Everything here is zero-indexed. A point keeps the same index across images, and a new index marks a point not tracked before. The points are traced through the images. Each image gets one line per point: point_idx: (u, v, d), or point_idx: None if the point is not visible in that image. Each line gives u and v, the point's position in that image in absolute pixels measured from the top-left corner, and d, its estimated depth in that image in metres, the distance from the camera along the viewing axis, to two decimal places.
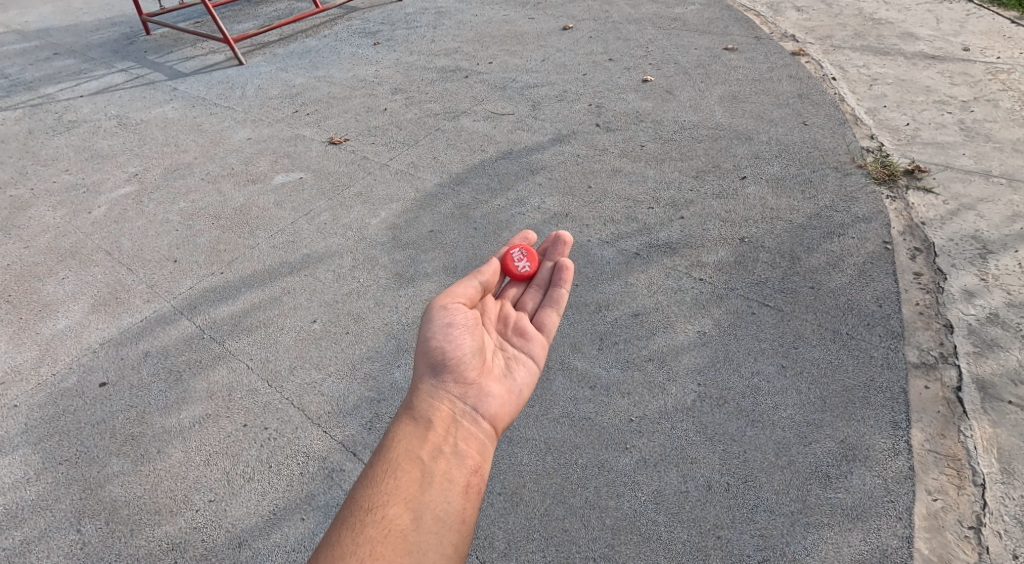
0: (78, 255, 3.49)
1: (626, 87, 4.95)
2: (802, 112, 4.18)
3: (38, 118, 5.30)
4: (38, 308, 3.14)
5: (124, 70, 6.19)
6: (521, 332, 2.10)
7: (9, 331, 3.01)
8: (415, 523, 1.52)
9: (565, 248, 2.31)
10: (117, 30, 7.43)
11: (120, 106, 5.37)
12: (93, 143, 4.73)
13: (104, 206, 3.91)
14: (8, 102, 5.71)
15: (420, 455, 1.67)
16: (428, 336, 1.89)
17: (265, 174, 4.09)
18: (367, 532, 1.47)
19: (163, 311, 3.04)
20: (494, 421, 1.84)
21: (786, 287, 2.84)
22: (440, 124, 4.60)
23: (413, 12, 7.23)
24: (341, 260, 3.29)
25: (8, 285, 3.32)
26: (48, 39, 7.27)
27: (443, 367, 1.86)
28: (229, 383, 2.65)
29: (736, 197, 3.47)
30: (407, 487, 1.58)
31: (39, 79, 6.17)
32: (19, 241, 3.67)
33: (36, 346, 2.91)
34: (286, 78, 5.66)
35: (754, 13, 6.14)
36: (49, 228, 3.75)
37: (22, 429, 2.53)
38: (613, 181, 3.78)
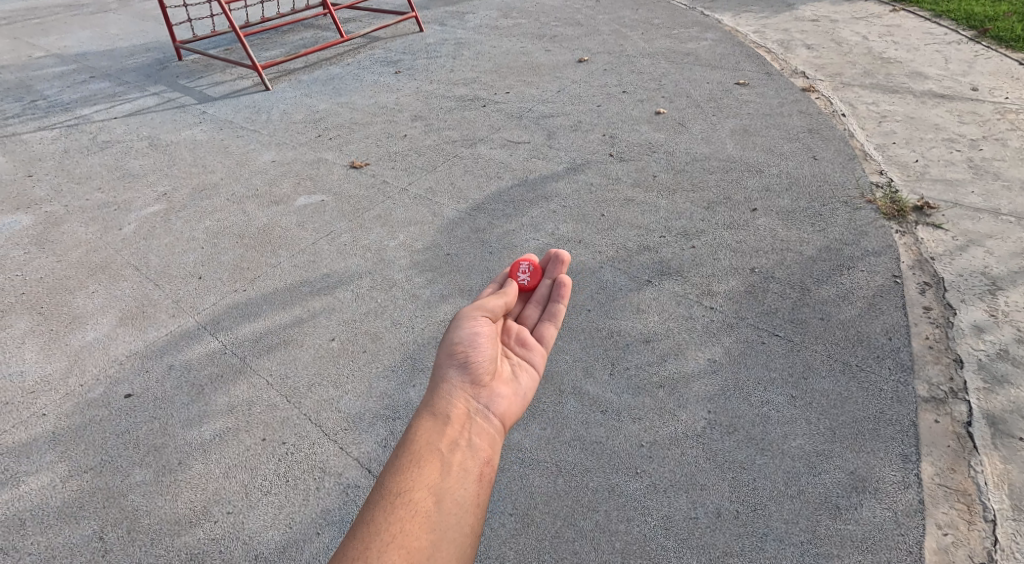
0: (107, 269, 3.59)
1: (639, 119, 5.07)
2: (812, 146, 4.27)
3: (72, 138, 5.46)
4: (69, 320, 3.22)
5: (155, 93, 6.39)
6: (523, 341, 2.12)
7: (41, 342, 3.09)
8: (437, 505, 1.50)
9: (562, 266, 2.34)
10: (151, 55, 7.69)
11: (151, 127, 5.55)
12: (124, 162, 4.88)
13: (134, 223, 4.02)
14: (45, 122, 5.89)
15: (439, 446, 1.65)
16: (451, 343, 1.92)
17: (288, 196, 4.20)
18: (397, 510, 1.46)
19: (186, 326, 3.12)
20: (503, 419, 1.84)
21: (796, 318, 2.89)
22: (458, 151, 4.72)
23: (433, 42, 7.46)
24: (360, 281, 3.38)
25: (41, 298, 3.42)
26: (85, 63, 7.52)
27: (459, 370, 1.87)
28: (249, 397, 2.72)
29: (746, 228, 3.54)
30: (428, 474, 1.57)
31: (76, 101, 6.37)
32: (51, 256, 3.78)
33: (66, 357, 2.99)
34: (310, 103, 5.83)
35: (765, 49, 6.29)
36: (80, 244, 3.86)
37: (50, 438, 2.59)
38: (626, 210, 3.87)
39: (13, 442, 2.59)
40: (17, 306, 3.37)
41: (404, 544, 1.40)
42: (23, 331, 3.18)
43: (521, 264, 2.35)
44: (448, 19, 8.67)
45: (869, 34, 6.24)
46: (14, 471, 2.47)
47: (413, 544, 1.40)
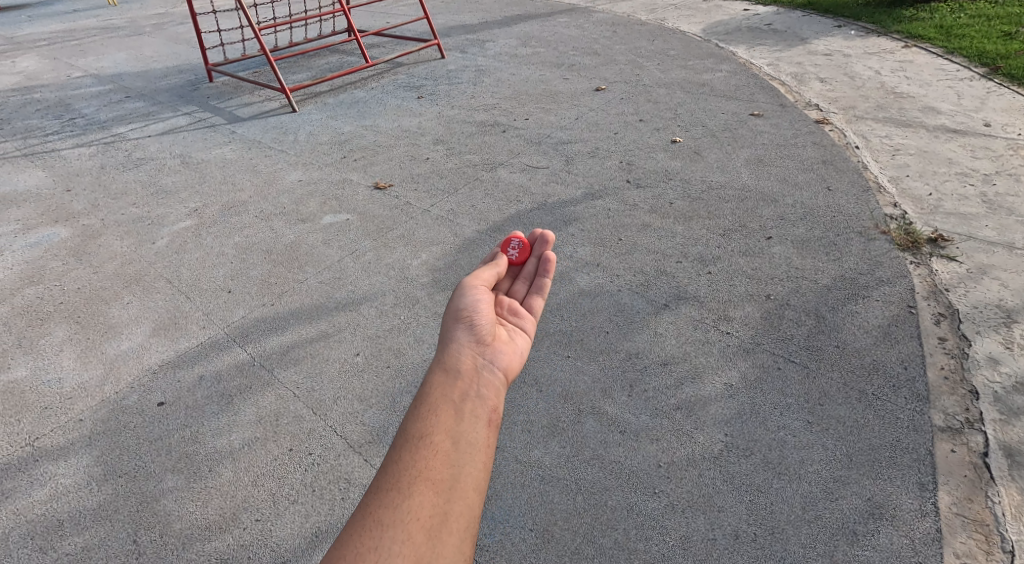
0: (141, 282, 4.18)
1: (655, 147, 5.22)
2: (826, 177, 4.36)
3: (111, 156, 6.47)
4: (105, 329, 3.74)
5: (187, 115, 7.43)
6: (517, 311, 2.04)
7: (81, 350, 3.58)
8: (456, 444, 1.44)
9: (548, 244, 2.25)
10: (185, 80, 8.89)
11: (183, 147, 6.45)
12: (158, 181, 5.72)
13: (166, 238, 4.69)
14: (87, 140, 6.99)
15: (450, 395, 1.56)
16: (455, 309, 1.85)
17: (315, 215, 4.70)
18: (419, 450, 1.41)
19: (216, 339, 3.53)
20: (511, 372, 1.75)
21: (811, 345, 2.92)
22: (479, 175, 5.09)
23: (455, 69, 7.95)
24: (384, 298, 3.70)
25: (83, 306, 4.01)
26: (125, 88, 8.81)
27: (463, 331, 1.78)
28: (277, 409, 3.00)
29: (761, 255, 3.62)
30: (444, 417, 1.50)
31: (114, 122, 7.48)
32: (90, 267, 4.44)
33: (102, 365, 3.43)
34: (336, 126, 6.45)
35: (779, 81, 6.43)
36: (115, 256, 4.55)
37: (88, 444, 2.92)
38: (643, 236, 3.98)
39: (54, 445, 2.96)
40: (56, 315, 3.98)
41: (429, 479, 1.37)
42: (62, 339, 3.74)
43: (509, 241, 2.26)
44: (469, 47, 8.97)
45: (882, 69, 6.37)
46: (53, 472, 2.81)
47: (435, 477, 1.37)
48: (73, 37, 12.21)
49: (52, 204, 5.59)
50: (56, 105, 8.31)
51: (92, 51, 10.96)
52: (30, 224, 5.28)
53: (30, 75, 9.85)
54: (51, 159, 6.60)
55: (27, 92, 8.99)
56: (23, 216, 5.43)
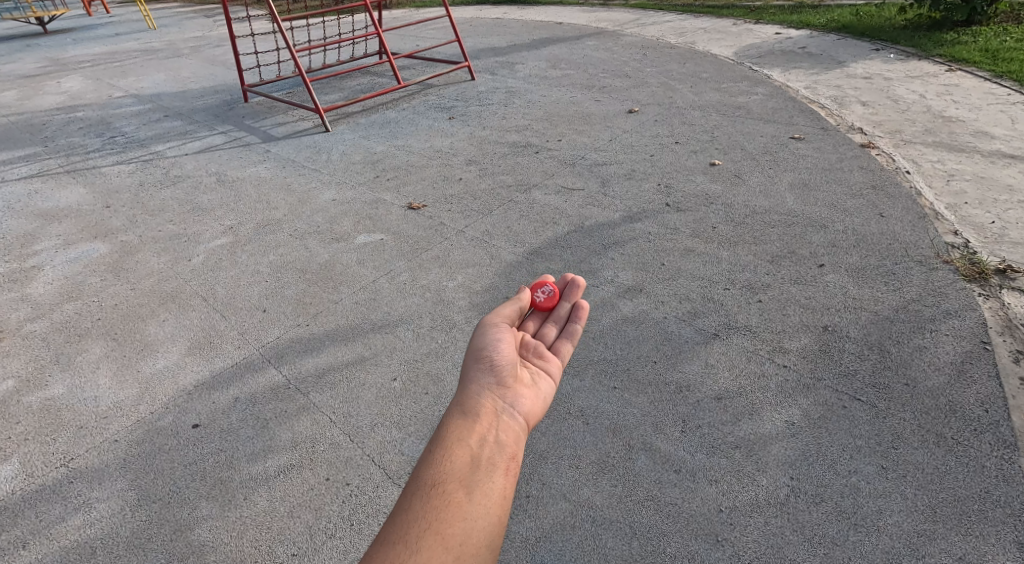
0: (177, 300, 4.26)
1: (694, 170, 5.12)
2: (877, 203, 4.19)
3: (147, 172, 6.63)
4: (142, 347, 3.78)
5: (222, 133, 7.64)
6: (541, 353, 2.22)
7: (117, 367, 3.62)
8: (468, 496, 1.62)
9: (580, 289, 2.41)
10: (220, 98, 9.17)
11: (219, 164, 6.65)
12: (194, 198, 5.88)
13: (203, 255, 4.82)
14: (126, 156, 7.17)
15: (469, 443, 1.76)
16: (479, 349, 2.04)
17: (349, 234, 4.84)
18: (432, 500, 1.58)
19: (251, 359, 3.56)
20: (529, 418, 1.93)
21: (878, 382, 2.73)
22: (514, 196, 5.11)
23: (485, 91, 8.04)
24: (420, 320, 3.72)
25: (119, 322, 4.08)
26: (161, 105, 9.03)
27: (485, 374, 1.99)
28: (313, 434, 2.97)
29: (814, 283, 3.46)
30: (459, 467, 1.68)
31: (151, 138, 7.70)
32: (128, 283, 4.55)
33: (137, 385, 3.45)
34: (368, 146, 6.65)
35: (818, 104, 6.30)
36: (152, 273, 4.65)
37: (122, 464, 2.92)
38: (687, 260, 3.86)
39: (89, 467, 2.94)
40: (94, 332, 4.01)
41: (439, 531, 1.53)
42: (98, 356, 3.76)
43: (542, 281, 2.44)
44: (499, 69, 9.00)
45: (926, 93, 6.21)
46: (87, 496, 2.79)
47: (447, 530, 1.53)
48: (115, 58, 12.50)
49: (91, 220, 5.67)
50: (98, 122, 8.52)
51: (132, 71, 11.21)
52: (71, 239, 5.37)
53: (74, 94, 10.08)
54: (91, 176, 6.70)
55: (70, 110, 9.19)
56: (63, 232, 5.52)
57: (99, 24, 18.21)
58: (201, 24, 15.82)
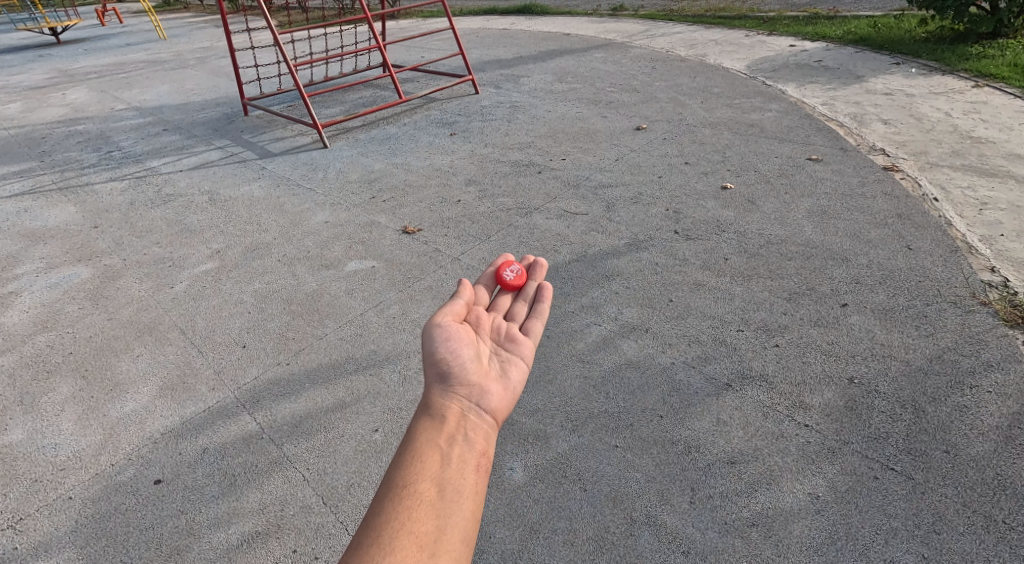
0: (154, 332, 3.98)
1: (704, 193, 4.83)
2: (904, 234, 3.90)
3: (139, 190, 6.40)
4: (111, 387, 3.49)
5: (219, 148, 7.43)
6: (508, 344, 2.19)
7: (82, 411, 3.33)
8: (442, 494, 1.51)
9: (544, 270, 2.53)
10: (220, 111, 8.98)
11: (213, 182, 6.42)
12: (184, 218, 5.65)
13: (186, 282, 4.56)
14: (119, 172, 6.95)
15: (438, 443, 1.66)
16: (444, 346, 1.96)
17: (339, 261, 4.58)
18: (404, 503, 1.46)
19: (225, 403, 3.28)
20: (498, 414, 1.88)
21: (914, 448, 2.43)
22: (513, 220, 4.84)
23: (489, 106, 7.81)
24: (408, 361, 3.44)
25: (90, 357, 3.79)
26: (160, 119, 8.85)
27: (450, 373, 1.91)
28: (283, 495, 2.70)
29: (837, 326, 3.16)
30: (430, 465, 1.57)
31: (147, 153, 7.49)
32: (105, 312, 4.28)
33: (102, 431, 3.17)
34: (366, 163, 6.41)
35: (836, 122, 6.00)
36: (132, 301, 4.38)
37: (72, 527, 2.66)
38: (697, 296, 3.56)
39: (37, 531, 2.67)
40: (63, 368, 3.72)
41: (414, 533, 1.42)
42: (65, 397, 3.47)
43: (509, 263, 2.50)
44: (503, 83, 8.77)
45: (951, 111, 5.91)
46: None
47: (421, 531, 1.42)
48: (121, 70, 12.38)
49: (76, 242, 5.44)
50: (96, 136, 8.33)
51: (135, 83, 11.05)
52: (53, 262, 5.12)
53: (76, 106, 9.92)
54: (82, 194, 6.48)
55: (69, 124, 9.02)
56: (46, 254, 5.29)
57: (109, 35, 18.17)
58: (208, 35, 15.71)
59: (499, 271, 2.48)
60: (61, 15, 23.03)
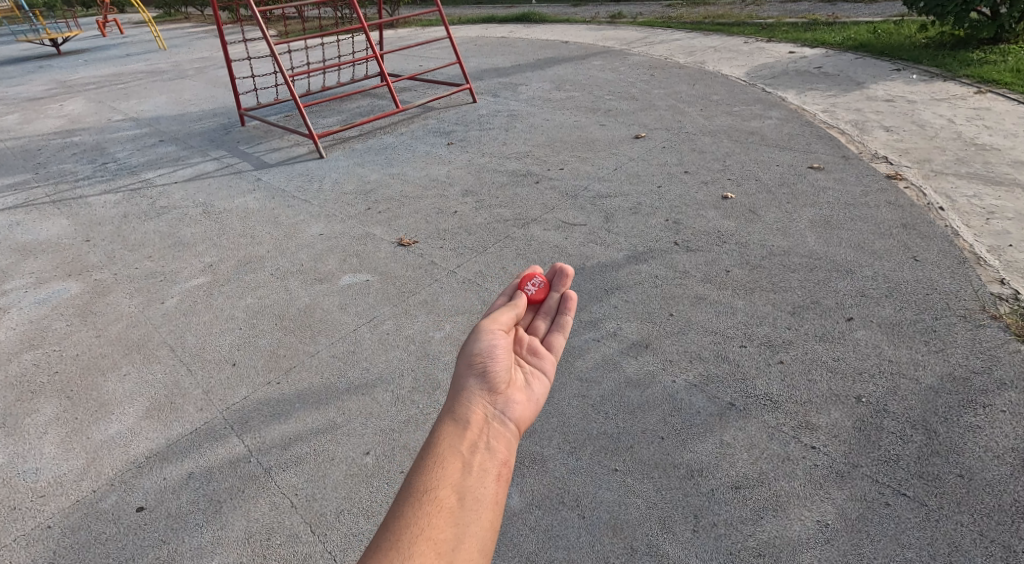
0: (142, 349, 3.89)
1: (705, 203, 4.74)
2: (909, 245, 3.82)
3: (132, 203, 6.33)
4: (96, 408, 3.41)
5: (214, 159, 7.36)
6: (534, 352, 2.19)
7: (65, 433, 3.25)
8: (460, 503, 1.57)
9: (567, 278, 2.42)
10: (216, 122, 8.92)
11: (207, 194, 6.35)
12: (177, 231, 5.57)
13: (176, 297, 4.47)
14: (113, 184, 6.88)
15: (460, 449, 1.70)
16: (470, 353, 1.99)
17: (333, 274, 4.49)
18: (424, 509, 1.52)
19: (213, 425, 3.20)
20: (521, 423, 1.91)
21: (926, 472, 2.34)
22: (510, 231, 4.76)
23: (486, 114, 7.74)
24: (402, 379, 3.36)
25: (76, 377, 3.70)
26: (156, 129, 8.80)
27: (476, 379, 1.94)
28: (269, 523, 2.66)
29: (843, 342, 3.07)
30: (451, 473, 1.62)
31: (142, 165, 7.43)
32: (93, 329, 4.19)
33: (85, 454, 3.10)
34: (362, 174, 6.34)
35: (838, 129, 5.92)
36: (121, 317, 4.30)
37: (50, 558, 2.63)
38: (697, 310, 3.47)
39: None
40: (48, 388, 3.63)
41: (431, 541, 1.47)
42: (48, 418, 3.38)
43: (532, 274, 2.40)
44: (501, 91, 8.71)
45: (954, 117, 5.84)
46: None
47: (438, 538, 1.48)
48: (119, 81, 12.33)
49: (67, 256, 5.35)
50: (92, 148, 8.27)
51: (133, 94, 11.00)
52: (43, 277, 5.04)
53: (73, 117, 9.87)
54: (75, 206, 6.41)
55: (66, 135, 8.96)
56: (36, 268, 5.20)
57: (109, 45, 18.15)
58: (208, 45, 15.69)
59: (525, 280, 2.39)
60: (61, 26, 23.01)
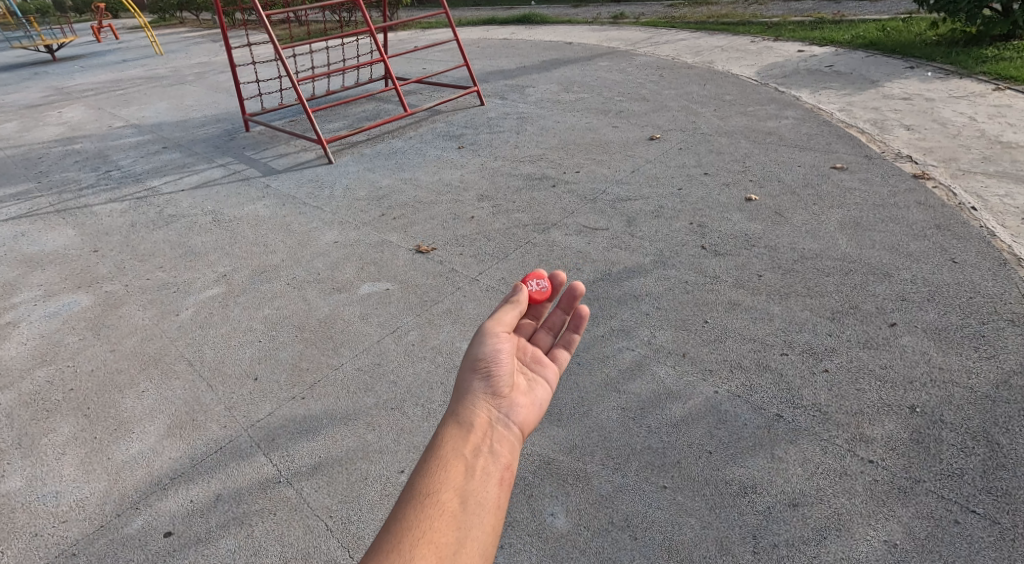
0: (159, 363, 3.79)
1: (729, 205, 4.65)
2: (946, 247, 3.75)
3: (139, 211, 6.22)
4: (115, 426, 3.30)
5: (221, 166, 7.25)
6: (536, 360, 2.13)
7: (84, 454, 3.15)
8: (463, 505, 1.53)
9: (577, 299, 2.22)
10: (220, 128, 8.81)
11: (215, 202, 6.25)
12: (187, 240, 5.47)
13: (191, 308, 4.37)
14: (119, 192, 6.77)
15: (464, 453, 1.66)
16: (474, 357, 1.92)
17: (352, 283, 4.39)
18: (427, 510, 1.48)
19: (239, 442, 3.10)
20: (524, 428, 1.86)
21: (993, 487, 2.32)
22: (530, 236, 4.66)
23: (496, 117, 7.65)
24: (431, 393, 3.26)
25: (93, 393, 3.60)
26: (160, 136, 8.69)
27: (480, 382, 1.88)
28: (305, 548, 2.58)
29: (889, 348, 2.99)
30: (454, 476, 1.58)
31: (147, 172, 7.32)
32: (107, 343, 4.09)
33: (107, 475, 3.01)
34: (373, 179, 6.24)
35: (857, 128, 5.84)
36: (136, 330, 4.19)
37: None
38: (733, 316, 3.37)
39: None
40: (64, 406, 3.53)
41: (433, 542, 1.43)
42: (66, 438, 3.28)
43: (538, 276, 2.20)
44: (509, 93, 8.63)
45: (975, 115, 5.77)
46: None
47: (440, 540, 1.44)
48: (117, 87, 12.20)
49: (76, 267, 5.24)
50: (95, 155, 8.15)
51: (133, 100, 10.87)
52: (52, 289, 4.93)
53: (73, 125, 9.74)
54: (81, 216, 6.30)
55: (67, 143, 8.83)
56: (44, 280, 5.09)
57: (105, 51, 18.00)
58: (206, 50, 15.56)
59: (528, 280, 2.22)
60: (57, 33, 22.80)
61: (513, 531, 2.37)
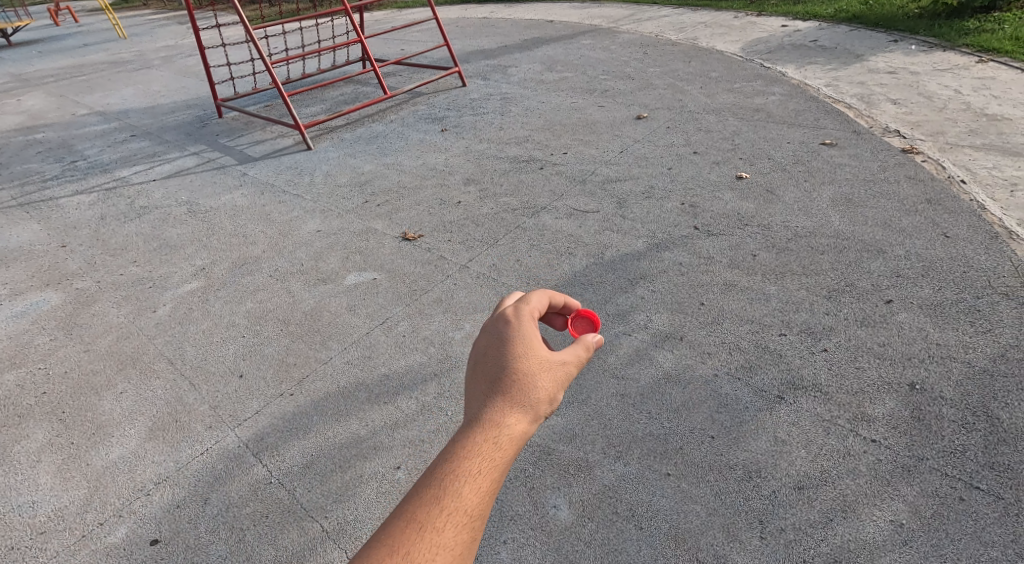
0: (138, 363, 3.69)
1: (719, 184, 4.61)
2: (938, 222, 3.73)
3: (110, 204, 6.05)
4: (93, 431, 3.21)
5: (194, 154, 7.07)
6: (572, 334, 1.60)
7: (61, 461, 3.06)
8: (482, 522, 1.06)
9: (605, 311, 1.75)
10: (192, 114, 8.58)
11: (190, 192, 6.09)
12: (162, 232, 5.32)
13: (168, 305, 4.25)
14: (88, 184, 6.58)
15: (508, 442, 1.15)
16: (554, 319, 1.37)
17: (337, 273, 4.30)
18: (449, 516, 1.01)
19: (227, 444, 3.03)
20: None
21: (996, 462, 2.32)
22: (520, 221, 4.59)
23: (478, 98, 7.52)
24: (425, 386, 3.20)
25: (68, 397, 3.49)
26: (128, 124, 8.44)
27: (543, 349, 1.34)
28: (300, 550, 2.53)
29: (886, 326, 2.97)
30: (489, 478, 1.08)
31: (117, 163, 7.11)
32: (81, 343, 3.97)
33: (86, 483, 2.92)
34: (354, 165, 6.12)
35: (844, 103, 5.81)
36: (111, 328, 4.07)
37: None
38: (729, 298, 3.33)
39: None
40: (37, 411, 3.42)
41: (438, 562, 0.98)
42: (40, 445, 3.18)
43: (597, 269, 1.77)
44: (491, 74, 8.49)
45: (960, 88, 5.76)
46: None
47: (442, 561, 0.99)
48: (80, 73, 11.81)
49: (45, 264, 5.09)
50: (60, 145, 7.90)
51: (98, 87, 10.54)
52: (20, 287, 4.77)
53: (35, 114, 9.42)
54: (48, 210, 6.11)
55: (30, 133, 8.55)
56: (11, 279, 4.93)
57: (67, 35, 17.44)
58: (174, 32, 15.14)
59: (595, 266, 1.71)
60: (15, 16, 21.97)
61: (515, 524, 2.33)
